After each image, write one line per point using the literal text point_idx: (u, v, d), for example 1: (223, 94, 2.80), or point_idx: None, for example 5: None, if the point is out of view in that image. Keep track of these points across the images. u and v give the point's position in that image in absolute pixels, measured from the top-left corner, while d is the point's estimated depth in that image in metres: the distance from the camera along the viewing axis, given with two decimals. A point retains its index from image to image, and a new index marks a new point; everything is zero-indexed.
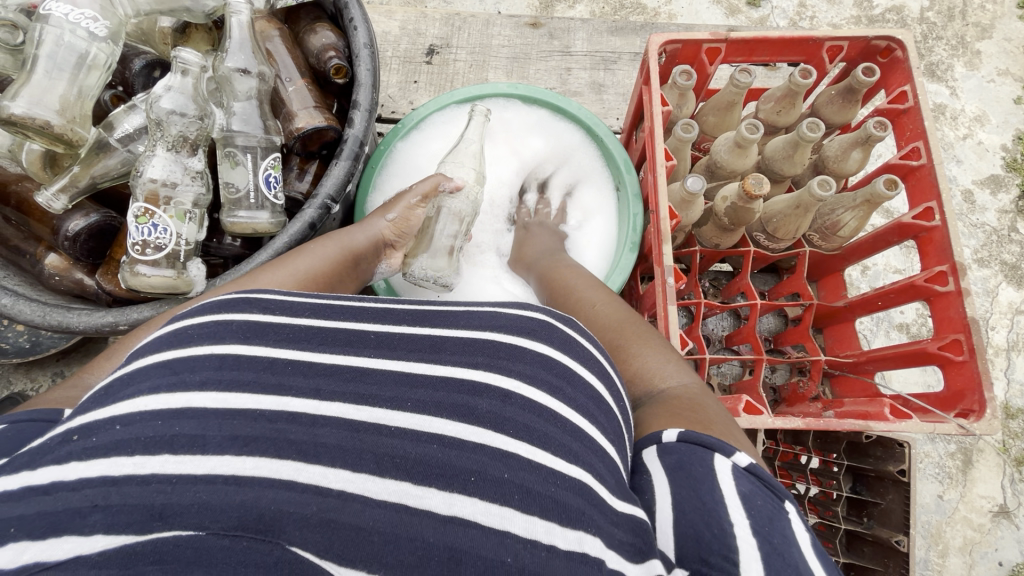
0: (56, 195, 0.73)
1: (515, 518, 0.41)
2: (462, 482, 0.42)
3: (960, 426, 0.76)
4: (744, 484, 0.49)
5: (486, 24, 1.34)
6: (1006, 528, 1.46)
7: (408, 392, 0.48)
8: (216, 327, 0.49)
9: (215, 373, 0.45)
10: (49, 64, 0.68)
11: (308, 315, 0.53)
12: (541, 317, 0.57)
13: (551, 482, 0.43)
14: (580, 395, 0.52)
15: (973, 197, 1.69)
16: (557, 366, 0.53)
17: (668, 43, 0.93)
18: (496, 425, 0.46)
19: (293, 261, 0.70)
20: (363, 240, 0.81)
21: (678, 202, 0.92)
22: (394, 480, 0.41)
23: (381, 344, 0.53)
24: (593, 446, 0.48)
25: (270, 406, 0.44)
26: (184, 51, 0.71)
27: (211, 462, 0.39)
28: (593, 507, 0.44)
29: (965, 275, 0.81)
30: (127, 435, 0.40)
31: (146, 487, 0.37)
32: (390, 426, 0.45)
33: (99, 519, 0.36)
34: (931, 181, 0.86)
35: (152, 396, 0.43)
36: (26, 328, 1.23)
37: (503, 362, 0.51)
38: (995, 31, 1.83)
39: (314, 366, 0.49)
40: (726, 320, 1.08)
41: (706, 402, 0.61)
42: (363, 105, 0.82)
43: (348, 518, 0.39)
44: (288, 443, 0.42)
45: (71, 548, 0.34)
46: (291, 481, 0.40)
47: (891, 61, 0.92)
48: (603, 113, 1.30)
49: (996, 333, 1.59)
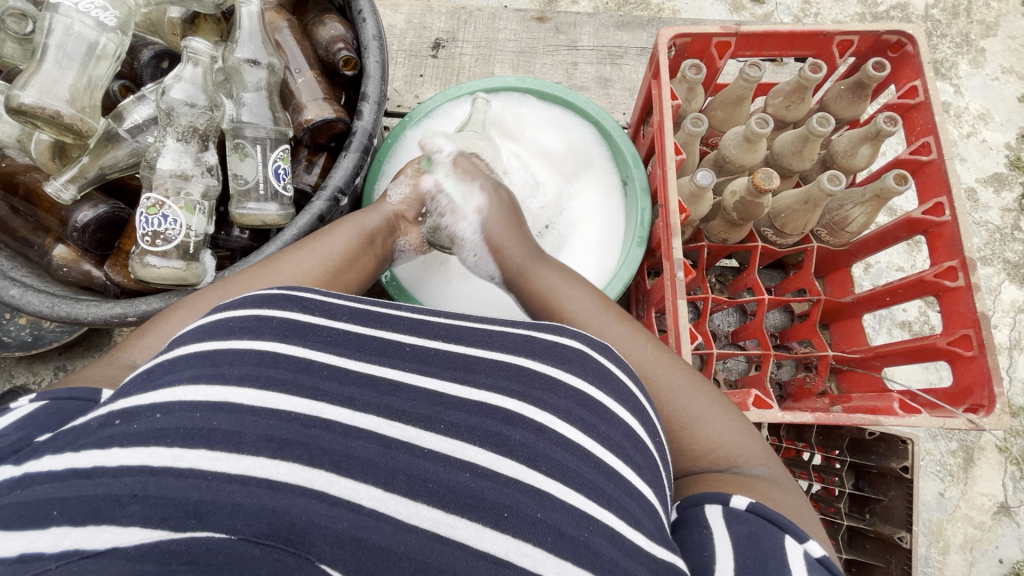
0: (65, 186, 0.73)
1: (547, 561, 0.41)
2: (495, 517, 0.42)
3: (968, 421, 0.77)
4: (815, 570, 0.48)
5: (492, 18, 1.33)
6: (1006, 526, 1.47)
7: (442, 412, 0.49)
8: (257, 322, 0.51)
9: (252, 369, 0.47)
10: (58, 54, 0.68)
11: (347, 320, 0.55)
12: (576, 346, 0.57)
13: (584, 526, 0.44)
14: (617, 434, 0.51)
15: (977, 195, 1.68)
16: (592, 402, 0.52)
17: (677, 38, 0.93)
18: (531, 460, 0.46)
19: (314, 245, 0.70)
20: (376, 220, 0.78)
21: (687, 197, 0.92)
22: (425, 506, 0.42)
23: (415, 357, 0.54)
24: (628, 489, 0.49)
25: (304, 410, 0.45)
26: (193, 41, 0.71)
27: (245, 462, 0.40)
28: (628, 556, 0.44)
29: (974, 271, 0.80)
30: (168, 425, 0.41)
31: (184, 480, 0.38)
32: (423, 449, 0.45)
33: (137, 510, 0.36)
34: (940, 177, 0.85)
35: (193, 386, 0.44)
36: (30, 321, 1.23)
37: (537, 394, 0.51)
38: (999, 29, 1.83)
39: (351, 373, 0.50)
40: (732, 316, 1.09)
41: (779, 477, 0.59)
42: (372, 97, 0.82)
43: (379, 539, 0.39)
44: (322, 451, 0.43)
45: (109, 538, 0.34)
46: (324, 492, 0.40)
47: (901, 56, 0.92)
48: (610, 108, 1.30)
49: (999, 331, 1.59)
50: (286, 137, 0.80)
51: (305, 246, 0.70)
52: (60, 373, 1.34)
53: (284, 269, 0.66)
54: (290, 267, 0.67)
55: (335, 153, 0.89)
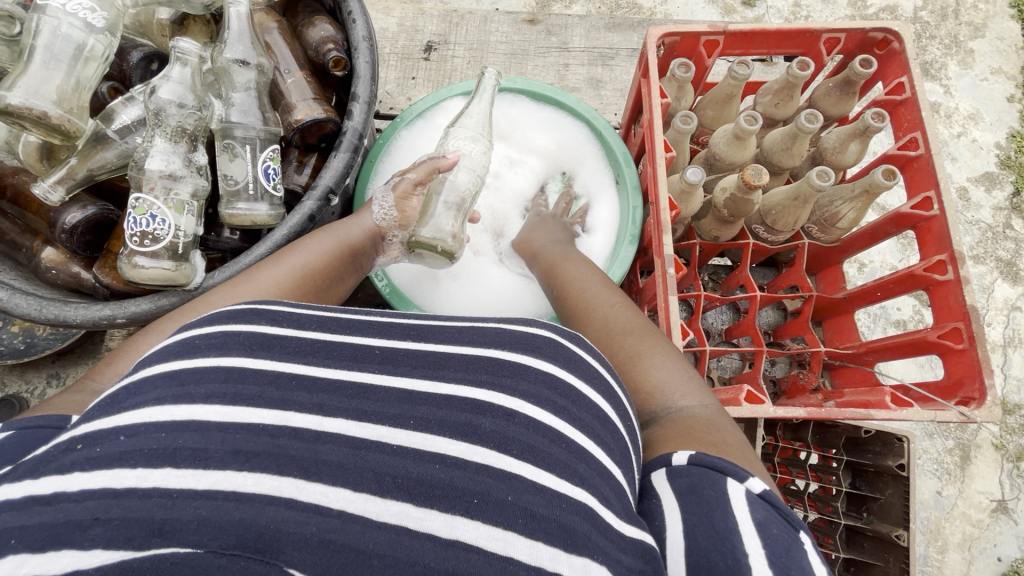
0: (53, 188, 0.72)
1: (519, 543, 0.41)
2: (465, 504, 0.42)
3: (961, 413, 0.77)
4: (757, 508, 0.48)
5: (484, 21, 1.33)
6: (1004, 524, 1.47)
7: (411, 409, 0.48)
8: (223, 338, 0.50)
9: (218, 387, 0.46)
10: (46, 55, 0.68)
11: (315, 329, 0.55)
12: (547, 334, 0.57)
13: (555, 505, 0.43)
14: (585, 415, 0.51)
15: (968, 194, 1.70)
16: (561, 385, 0.52)
17: (666, 36, 0.94)
18: (500, 445, 0.46)
19: (289, 258, 0.70)
20: (357, 232, 0.79)
21: (678, 194, 0.92)
22: (394, 501, 0.42)
23: (384, 359, 0.53)
24: (597, 467, 0.48)
25: (273, 421, 0.45)
26: (180, 41, 0.71)
27: (212, 477, 0.40)
28: (599, 533, 0.43)
29: (964, 264, 0.81)
30: (131, 447, 0.40)
31: (148, 501, 0.37)
32: (392, 445, 0.45)
33: (99, 532, 0.35)
34: (928, 171, 0.86)
35: (157, 407, 0.43)
36: (21, 328, 1.22)
37: (506, 381, 0.51)
38: (988, 30, 1.84)
39: (318, 381, 0.49)
40: (725, 313, 1.08)
41: (715, 415, 0.60)
42: (363, 97, 0.82)
43: (349, 540, 0.39)
44: (290, 459, 0.42)
45: (69, 562, 0.34)
46: (292, 500, 0.40)
47: (887, 53, 0.93)
48: (601, 109, 1.30)
49: (993, 329, 1.59)
50: (276, 136, 0.80)
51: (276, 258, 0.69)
52: (53, 381, 1.33)
53: (259, 282, 0.66)
54: (263, 280, 0.66)
55: (325, 153, 0.90)
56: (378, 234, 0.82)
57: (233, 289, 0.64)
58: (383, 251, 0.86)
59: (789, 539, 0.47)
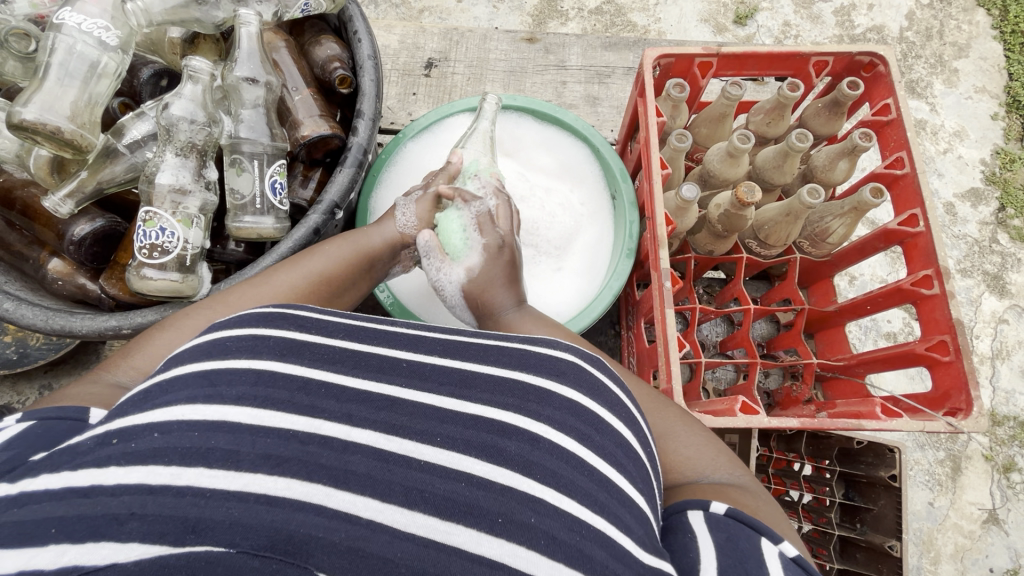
0: (63, 200, 0.74)
1: (541, 563, 0.42)
2: (490, 522, 0.44)
3: (948, 424, 0.79)
4: (791, 569, 0.49)
5: (483, 39, 1.37)
6: (995, 534, 1.49)
7: (438, 426, 0.50)
8: (253, 342, 0.52)
9: (250, 389, 0.48)
10: (60, 72, 0.70)
11: (344, 337, 0.56)
12: (569, 358, 0.58)
13: (576, 530, 0.45)
14: (607, 443, 0.53)
15: (955, 209, 1.74)
16: (585, 412, 0.53)
17: (662, 58, 0.97)
18: (525, 469, 0.48)
19: (305, 262, 0.72)
20: (378, 243, 0.80)
21: (673, 210, 0.95)
22: (422, 514, 0.43)
23: (412, 373, 0.55)
24: (619, 496, 0.50)
25: (303, 427, 0.46)
26: (193, 59, 0.74)
27: (243, 479, 0.41)
28: (618, 560, 0.45)
29: (949, 279, 0.84)
30: (164, 444, 0.42)
31: (182, 498, 0.39)
32: (419, 461, 0.46)
33: (136, 526, 0.37)
34: (915, 190, 0.89)
35: (191, 405, 0.45)
36: (15, 339, 1.22)
37: (532, 407, 0.53)
38: (971, 50, 1.90)
39: (347, 391, 0.51)
40: (720, 326, 1.11)
41: (750, 484, 0.61)
42: (367, 114, 0.84)
43: (376, 549, 0.40)
44: (319, 467, 0.44)
45: (108, 553, 0.35)
46: (321, 505, 0.41)
47: (874, 76, 0.96)
48: (598, 125, 1.33)
49: (981, 342, 1.63)
50: (283, 152, 0.81)
51: (295, 261, 0.72)
52: (45, 392, 1.33)
53: (275, 285, 0.68)
54: (280, 284, 0.69)
55: (330, 168, 0.92)
56: (399, 241, 0.82)
57: (250, 296, 0.66)
58: (400, 262, 0.85)
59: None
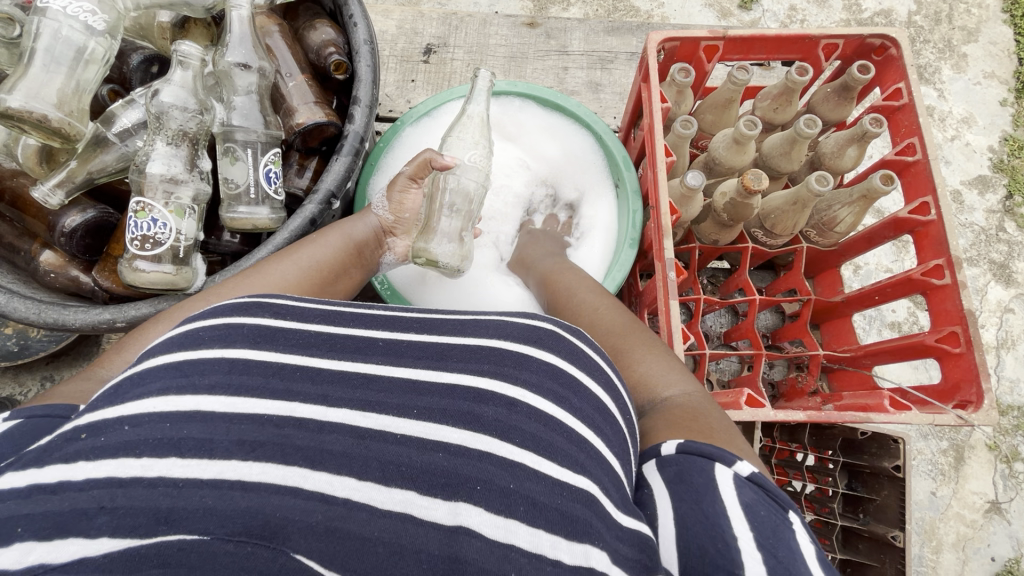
0: (53, 191, 0.72)
1: (520, 530, 0.41)
2: (468, 490, 0.42)
3: (958, 416, 0.77)
4: (745, 493, 0.48)
5: (483, 24, 1.34)
6: (998, 524, 1.48)
7: (414, 399, 0.48)
8: (226, 331, 0.50)
9: (223, 377, 0.46)
10: (46, 58, 0.68)
11: (318, 321, 0.55)
12: (549, 327, 0.57)
13: (557, 493, 0.43)
14: (584, 404, 0.51)
15: (962, 197, 1.71)
16: (562, 375, 0.52)
17: (666, 41, 0.94)
18: (503, 434, 0.46)
19: (298, 253, 0.71)
20: (363, 230, 0.81)
21: (677, 198, 0.93)
22: (399, 489, 0.42)
23: (387, 350, 0.53)
24: (597, 457, 0.48)
25: (278, 411, 0.45)
26: (183, 45, 0.71)
27: (217, 466, 0.40)
28: (598, 519, 0.44)
29: (961, 269, 0.82)
30: (135, 437, 0.40)
31: (153, 490, 0.38)
32: (395, 434, 0.45)
33: (105, 521, 0.36)
34: (926, 177, 0.87)
35: (162, 397, 0.43)
36: (15, 331, 1.21)
37: (509, 370, 0.51)
38: (981, 34, 1.86)
39: (323, 371, 0.49)
40: (724, 317, 1.09)
41: (709, 403, 0.61)
42: (364, 101, 0.81)
43: (354, 527, 0.39)
44: (295, 448, 0.42)
45: (77, 549, 0.35)
46: (297, 488, 0.40)
47: (885, 59, 0.93)
48: (600, 112, 1.31)
49: (986, 331, 1.61)
50: (277, 140, 0.79)
51: (287, 254, 0.70)
52: (47, 383, 1.32)
53: (268, 276, 0.66)
54: (273, 277, 0.66)
55: (326, 157, 0.90)
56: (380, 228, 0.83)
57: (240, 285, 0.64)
58: (389, 250, 0.86)
59: (778, 517, 0.47)
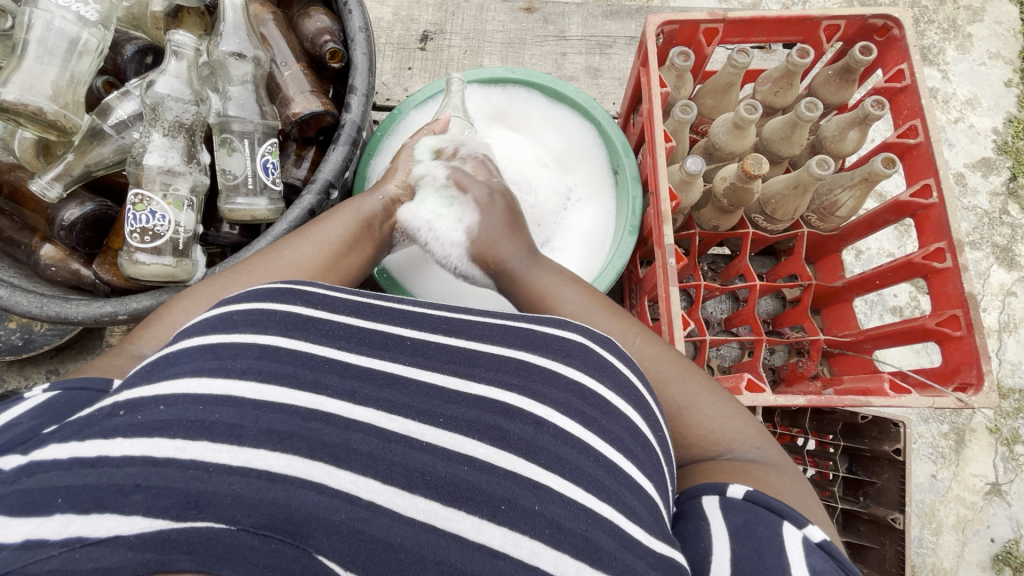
0: (51, 184, 0.71)
1: (545, 554, 0.41)
2: (492, 509, 0.42)
3: (958, 400, 0.78)
4: (809, 555, 0.48)
5: (480, 9, 1.32)
6: (998, 505, 1.49)
7: (441, 406, 0.49)
8: (260, 316, 0.51)
9: (255, 363, 0.47)
10: (38, 49, 0.67)
11: (349, 314, 0.55)
12: (577, 339, 0.56)
13: (581, 518, 0.43)
14: (616, 427, 0.51)
15: (965, 180, 1.70)
16: (591, 395, 0.52)
17: (666, 25, 0.93)
18: (529, 453, 0.46)
19: (316, 233, 0.71)
20: (374, 206, 0.78)
21: (678, 184, 0.92)
22: (422, 498, 0.42)
23: (416, 351, 0.53)
24: (628, 482, 0.48)
25: (306, 404, 0.45)
26: (177, 34, 0.71)
27: (247, 454, 0.40)
28: (626, 550, 0.44)
29: (962, 252, 0.81)
30: (171, 416, 0.41)
31: (185, 472, 0.38)
32: (421, 441, 0.45)
33: (139, 499, 0.36)
34: (928, 159, 0.86)
35: (195, 378, 0.44)
36: (18, 324, 1.24)
37: (537, 387, 0.51)
38: (986, 14, 1.83)
39: (351, 367, 0.49)
40: (725, 303, 1.09)
41: (778, 462, 0.59)
42: (360, 89, 0.81)
43: (377, 531, 0.39)
44: (321, 444, 0.43)
45: (112, 526, 0.34)
46: (322, 484, 0.40)
47: (887, 40, 0.92)
48: (599, 98, 1.29)
49: (988, 315, 1.60)
50: (275, 130, 0.79)
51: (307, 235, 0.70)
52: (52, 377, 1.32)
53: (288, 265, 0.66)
54: (295, 259, 0.67)
55: (324, 146, 0.89)
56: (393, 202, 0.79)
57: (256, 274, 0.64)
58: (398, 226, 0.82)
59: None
